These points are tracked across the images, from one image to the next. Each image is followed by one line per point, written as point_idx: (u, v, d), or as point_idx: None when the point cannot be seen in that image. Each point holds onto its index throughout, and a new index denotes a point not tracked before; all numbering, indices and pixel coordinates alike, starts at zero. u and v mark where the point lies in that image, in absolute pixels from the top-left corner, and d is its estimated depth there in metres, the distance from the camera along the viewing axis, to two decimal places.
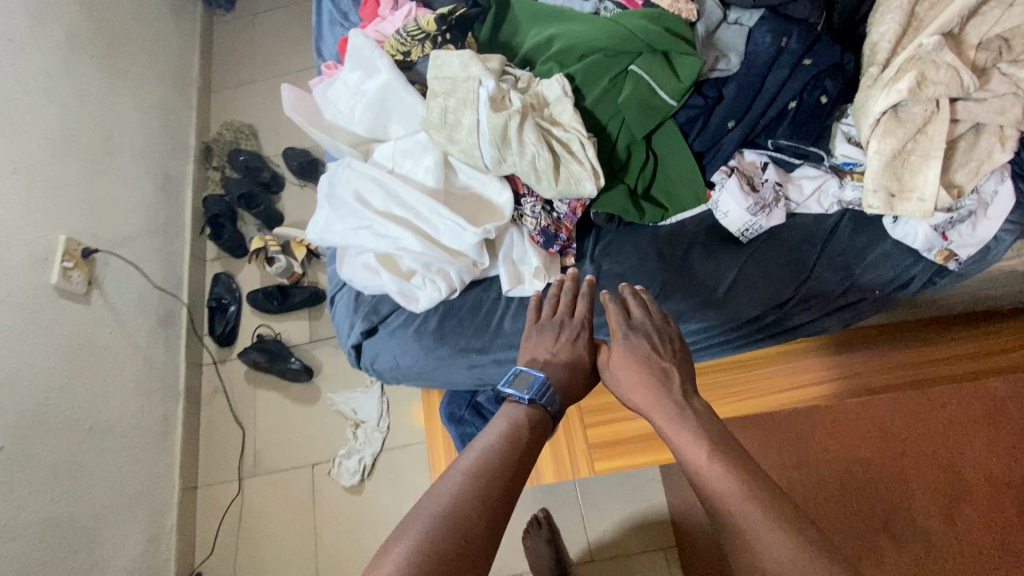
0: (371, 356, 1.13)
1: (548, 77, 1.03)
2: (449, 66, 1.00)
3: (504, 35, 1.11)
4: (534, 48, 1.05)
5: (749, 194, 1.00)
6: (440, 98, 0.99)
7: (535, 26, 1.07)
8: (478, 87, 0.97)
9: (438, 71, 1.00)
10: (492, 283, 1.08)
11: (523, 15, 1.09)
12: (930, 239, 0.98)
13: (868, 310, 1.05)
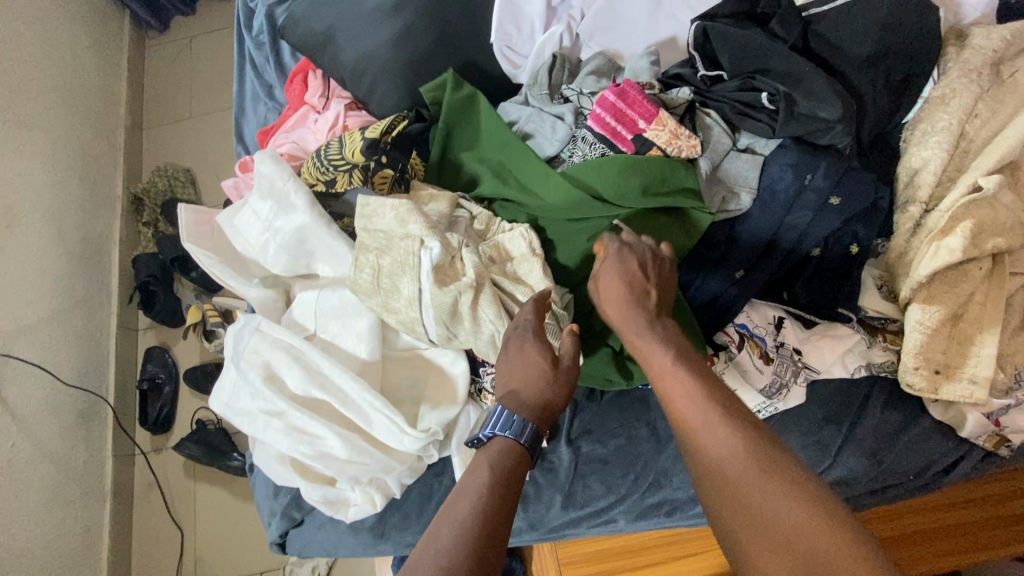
0: (298, 548, 0.91)
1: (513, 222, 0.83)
2: (379, 216, 0.77)
3: (456, 156, 0.87)
4: (495, 183, 0.84)
5: (762, 373, 0.81)
6: (371, 254, 0.77)
7: (497, 153, 0.85)
8: (421, 248, 0.76)
9: (368, 221, 0.78)
10: (445, 467, 0.87)
11: (483, 135, 0.86)
12: (980, 428, 0.80)
13: (898, 495, 0.88)
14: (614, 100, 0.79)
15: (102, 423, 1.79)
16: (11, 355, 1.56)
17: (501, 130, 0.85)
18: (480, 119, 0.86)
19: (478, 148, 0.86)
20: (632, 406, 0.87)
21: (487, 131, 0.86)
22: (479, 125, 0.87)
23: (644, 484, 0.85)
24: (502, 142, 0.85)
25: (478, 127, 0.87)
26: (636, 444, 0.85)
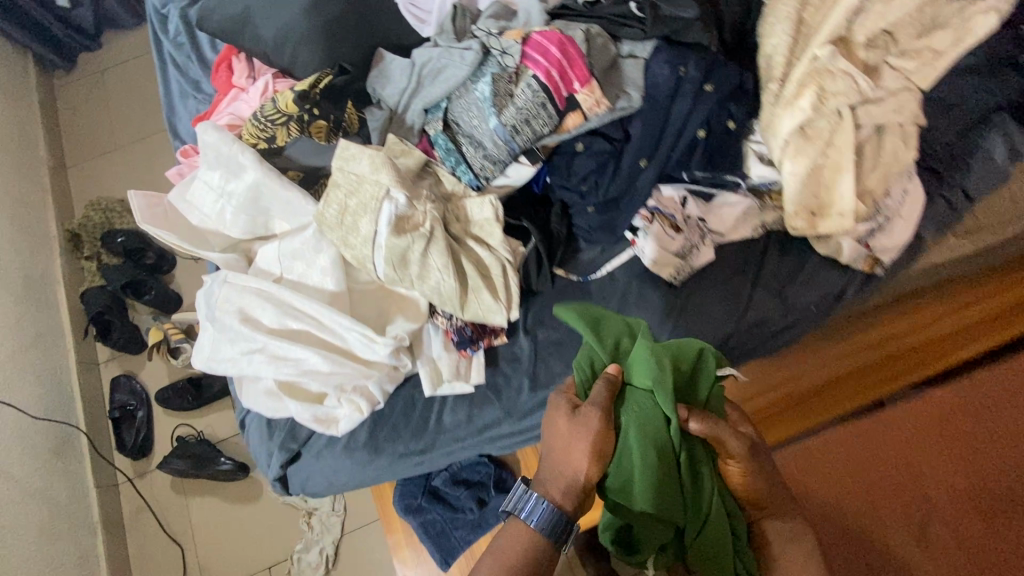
0: (299, 484, 1.01)
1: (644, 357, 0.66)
2: (356, 161, 0.86)
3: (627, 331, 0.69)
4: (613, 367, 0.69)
5: (674, 238, 0.95)
6: (339, 193, 0.87)
7: (646, 373, 0.64)
8: (386, 197, 0.84)
9: (345, 162, 0.87)
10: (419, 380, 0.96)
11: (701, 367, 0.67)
12: (855, 253, 0.97)
13: (809, 327, 1.01)
14: (559, 56, 0.86)
15: (80, 457, 1.78)
16: None
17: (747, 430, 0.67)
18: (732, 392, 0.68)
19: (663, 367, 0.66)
20: (577, 296, 1.00)
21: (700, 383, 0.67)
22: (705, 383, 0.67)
23: None
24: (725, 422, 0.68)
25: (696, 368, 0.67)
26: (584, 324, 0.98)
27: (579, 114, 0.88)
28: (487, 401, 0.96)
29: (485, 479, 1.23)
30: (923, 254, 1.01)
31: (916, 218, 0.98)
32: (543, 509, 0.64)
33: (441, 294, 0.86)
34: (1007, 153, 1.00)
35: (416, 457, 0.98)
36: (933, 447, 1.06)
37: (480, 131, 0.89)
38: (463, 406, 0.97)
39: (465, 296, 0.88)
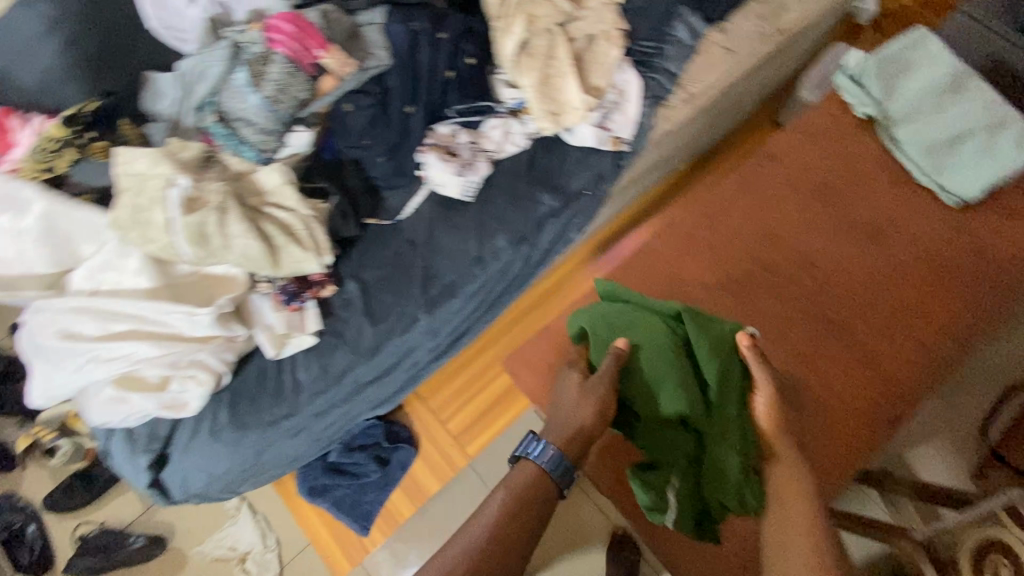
0: (179, 485, 1.04)
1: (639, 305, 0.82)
2: (133, 161, 0.93)
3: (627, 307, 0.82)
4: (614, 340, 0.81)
5: (449, 160, 1.09)
6: (127, 195, 0.93)
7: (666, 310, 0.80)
8: (169, 183, 0.93)
9: (125, 166, 0.93)
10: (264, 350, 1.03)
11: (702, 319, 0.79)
12: (599, 136, 1.17)
13: (590, 207, 1.21)
14: (292, 30, 1.01)
15: None
16: None
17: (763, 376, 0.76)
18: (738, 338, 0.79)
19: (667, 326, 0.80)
20: (390, 235, 1.11)
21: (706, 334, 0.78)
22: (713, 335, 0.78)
23: (420, 278, 1.09)
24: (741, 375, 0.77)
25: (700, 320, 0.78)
26: (401, 255, 1.10)
27: (330, 77, 1.02)
28: (333, 348, 1.05)
29: (377, 439, 1.31)
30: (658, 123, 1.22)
31: (640, 98, 1.20)
32: (547, 450, 0.72)
33: (249, 258, 0.95)
34: (691, 34, 1.26)
35: (283, 420, 1.04)
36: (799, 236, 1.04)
37: (245, 110, 0.99)
38: (313, 360, 1.04)
39: (270, 257, 0.96)
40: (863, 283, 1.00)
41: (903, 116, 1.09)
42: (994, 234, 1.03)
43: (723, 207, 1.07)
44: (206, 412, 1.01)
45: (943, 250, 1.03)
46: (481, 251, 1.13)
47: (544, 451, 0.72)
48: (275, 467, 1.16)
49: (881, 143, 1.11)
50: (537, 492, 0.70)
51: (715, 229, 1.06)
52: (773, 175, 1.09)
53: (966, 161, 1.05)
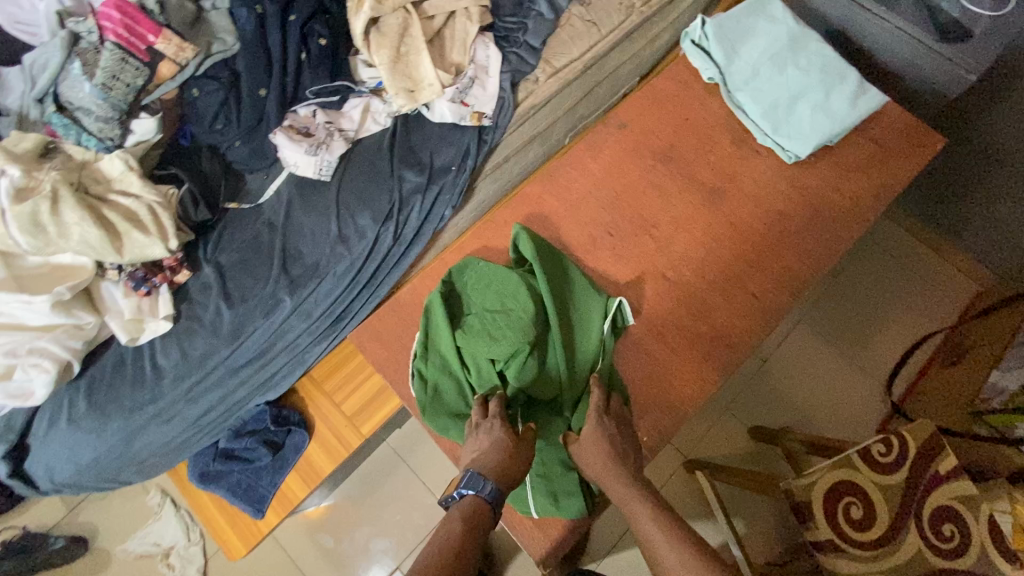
0: (45, 477, 1.05)
1: (489, 285, 0.96)
2: None
3: (484, 268, 0.98)
4: (474, 302, 0.96)
5: (301, 140, 1.11)
6: None
7: (514, 284, 0.94)
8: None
9: None
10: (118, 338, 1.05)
11: (547, 259, 0.98)
12: (456, 111, 1.19)
13: (458, 183, 1.21)
14: (120, 17, 1.00)
15: None
16: None
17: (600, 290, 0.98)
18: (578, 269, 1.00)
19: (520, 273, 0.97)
20: (250, 218, 1.12)
21: (550, 268, 0.97)
22: (557, 269, 0.99)
23: (279, 259, 1.11)
24: (581, 293, 0.98)
25: (545, 259, 0.98)
26: (260, 238, 1.11)
27: (169, 62, 1.03)
28: (190, 332, 1.06)
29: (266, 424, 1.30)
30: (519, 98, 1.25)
31: (500, 72, 1.23)
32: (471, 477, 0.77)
33: (89, 245, 0.96)
34: (552, 7, 1.29)
35: (146, 408, 1.05)
36: (681, 215, 1.06)
37: (82, 99, 1.00)
38: (172, 345, 1.06)
39: (111, 244, 0.97)
40: (717, 262, 1.02)
41: (741, 77, 1.12)
42: (824, 188, 1.07)
43: (573, 175, 1.09)
44: (62, 400, 1.02)
45: (795, 223, 1.05)
46: (342, 229, 1.14)
47: (478, 482, 0.76)
48: (153, 463, 1.15)
49: (725, 105, 1.14)
50: (483, 530, 0.74)
51: (564, 197, 1.07)
52: (621, 141, 1.12)
53: (800, 117, 1.08)
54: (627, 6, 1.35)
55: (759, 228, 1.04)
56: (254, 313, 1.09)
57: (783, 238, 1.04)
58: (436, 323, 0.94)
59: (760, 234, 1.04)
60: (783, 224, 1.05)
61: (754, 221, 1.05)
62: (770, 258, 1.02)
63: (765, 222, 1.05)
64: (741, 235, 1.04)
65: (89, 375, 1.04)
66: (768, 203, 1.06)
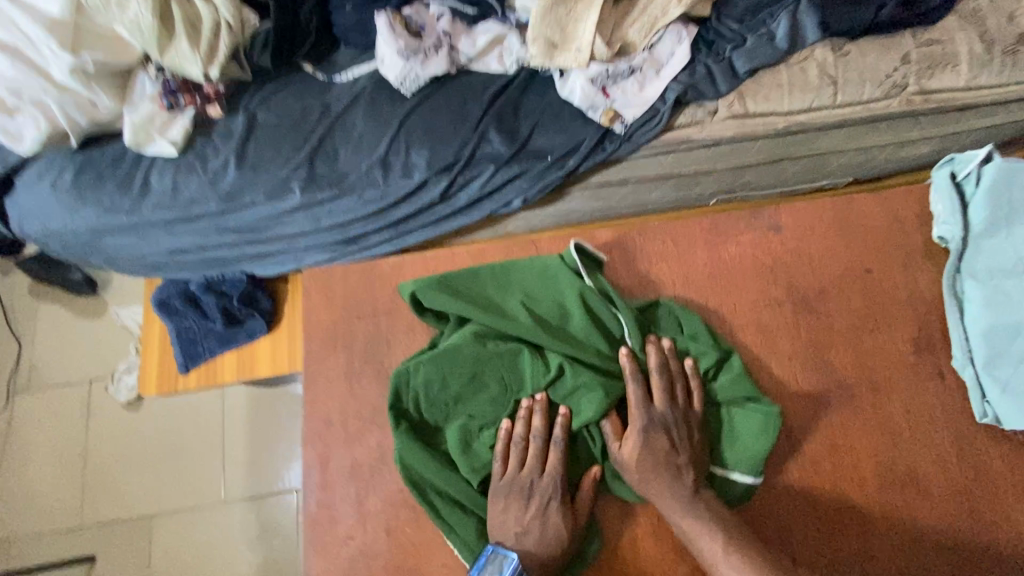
0: (17, 219, 1.02)
1: (448, 367, 0.70)
2: None
3: (412, 375, 0.70)
4: (444, 408, 0.71)
5: (401, 37, 0.92)
6: None
7: (480, 354, 0.71)
8: None
9: None
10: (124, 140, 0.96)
11: (465, 292, 0.74)
12: (587, 96, 0.91)
13: (546, 179, 0.96)
14: None
15: None
16: None
17: (548, 266, 0.77)
18: (505, 260, 0.79)
19: (457, 335, 0.73)
20: (313, 91, 0.97)
21: (488, 299, 0.74)
22: (482, 287, 0.76)
23: (310, 146, 0.95)
24: (535, 287, 0.76)
25: (468, 296, 0.74)
26: (307, 115, 0.96)
27: None
28: (190, 167, 0.95)
29: (234, 295, 1.20)
30: (673, 120, 0.94)
31: (673, 77, 0.92)
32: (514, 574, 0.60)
33: (138, 31, 0.86)
34: (791, 35, 0.92)
35: (122, 214, 0.97)
36: (786, 390, 0.71)
37: None
38: (169, 172, 0.96)
39: (161, 42, 0.87)
40: (836, 487, 0.67)
41: (985, 264, 0.72)
42: (1008, 488, 0.66)
43: (667, 251, 0.79)
44: (55, 163, 0.96)
45: (938, 512, 0.66)
46: (389, 154, 0.94)
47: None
48: (121, 264, 1.10)
49: (936, 285, 0.74)
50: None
51: (635, 271, 0.79)
52: (762, 246, 0.78)
53: None
54: (894, 87, 0.94)
55: (918, 471, 0.68)
56: (254, 189, 0.95)
57: (952, 504, 0.66)
58: (451, 491, 0.67)
59: (917, 480, 0.67)
60: (964, 482, 0.67)
61: (918, 456, 0.68)
62: (918, 519, 0.66)
63: (933, 469, 0.68)
64: (884, 467, 0.68)
65: (87, 154, 0.97)
66: (916, 457, 0.68)
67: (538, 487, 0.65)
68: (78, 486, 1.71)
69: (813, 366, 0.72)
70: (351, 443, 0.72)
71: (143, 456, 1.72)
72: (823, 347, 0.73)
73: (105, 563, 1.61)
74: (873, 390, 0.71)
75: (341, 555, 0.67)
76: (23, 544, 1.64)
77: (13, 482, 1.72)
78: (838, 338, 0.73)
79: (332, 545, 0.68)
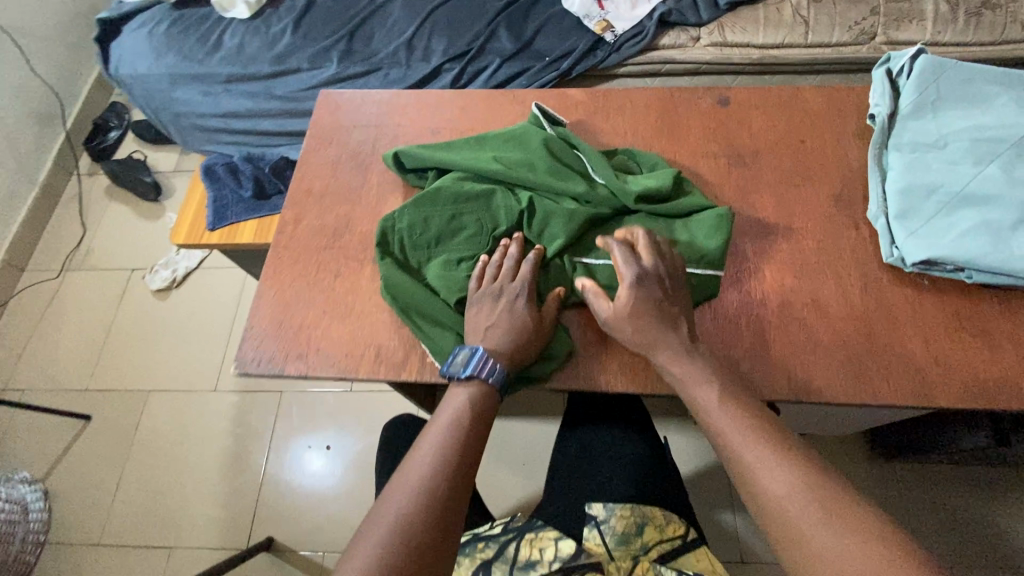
0: (115, 60, 1.26)
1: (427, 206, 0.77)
2: None
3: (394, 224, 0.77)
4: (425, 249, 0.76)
5: None
6: None
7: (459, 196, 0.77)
8: None
9: None
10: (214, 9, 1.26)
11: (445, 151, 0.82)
12: (585, 6, 1.12)
13: (539, 74, 1.08)
14: None
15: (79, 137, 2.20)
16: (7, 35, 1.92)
17: (515, 129, 0.84)
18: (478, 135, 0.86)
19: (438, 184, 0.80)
20: None
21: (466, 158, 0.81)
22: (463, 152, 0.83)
23: (354, 24, 1.18)
24: (505, 146, 0.83)
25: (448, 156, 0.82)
26: (355, 5, 1.22)
27: None
28: (256, 30, 1.22)
29: (265, 167, 1.24)
30: (656, 38, 1.07)
31: (660, 2, 1.09)
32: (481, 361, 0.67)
33: None
34: None
35: (194, 61, 1.22)
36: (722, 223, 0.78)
37: None
38: (240, 31, 1.22)
39: None
40: (770, 311, 0.72)
41: (910, 138, 0.78)
42: (904, 318, 0.70)
43: (629, 107, 0.89)
44: (155, 18, 1.25)
45: (844, 339, 0.69)
46: (414, 38, 1.14)
47: (486, 362, 0.67)
48: (185, 127, 1.28)
49: (864, 158, 0.81)
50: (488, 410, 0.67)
51: (597, 121, 0.88)
52: (715, 116, 0.87)
53: (937, 228, 0.71)
54: (862, 34, 1.04)
55: (856, 308, 0.71)
56: (303, 53, 1.19)
57: (883, 340, 0.69)
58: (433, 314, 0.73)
59: (854, 316, 0.70)
60: (899, 322, 0.70)
61: (857, 297, 0.72)
62: (849, 348, 0.69)
63: (869, 308, 0.71)
64: (822, 303, 0.72)
65: (181, 15, 1.25)
66: (837, 294, 0.72)
67: (509, 290, 0.70)
68: (94, 356, 1.86)
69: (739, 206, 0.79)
70: (323, 210, 0.84)
71: (157, 340, 1.86)
72: (751, 194, 0.80)
73: (98, 423, 1.74)
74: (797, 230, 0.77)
75: (290, 286, 0.78)
76: (33, 394, 1.79)
77: (42, 342, 1.89)
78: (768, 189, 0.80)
79: (285, 278, 0.78)
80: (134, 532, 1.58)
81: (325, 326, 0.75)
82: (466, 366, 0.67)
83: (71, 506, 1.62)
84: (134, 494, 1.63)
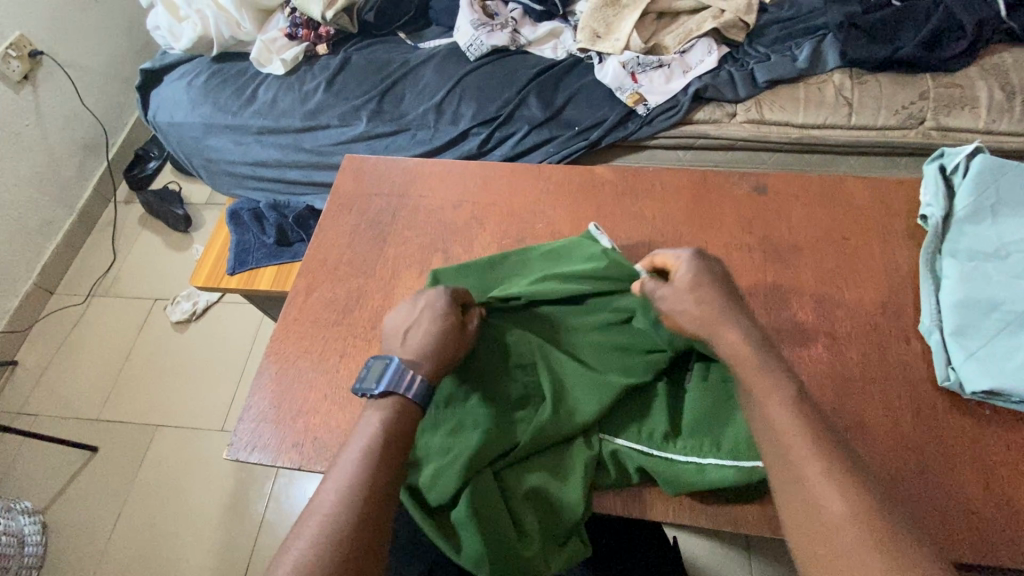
0: (154, 109, 1.30)
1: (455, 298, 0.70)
2: None
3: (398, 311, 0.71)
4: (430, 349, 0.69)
5: (478, 15, 1.20)
6: None
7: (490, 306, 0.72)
8: None
9: None
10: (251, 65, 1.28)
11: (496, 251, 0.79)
12: (619, 75, 1.07)
13: (568, 144, 1.06)
14: None
15: (120, 167, 2.27)
16: (62, 71, 2.01)
17: (568, 247, 0.77)
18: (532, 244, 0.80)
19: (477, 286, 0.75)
20: (400, 53, 1.25)
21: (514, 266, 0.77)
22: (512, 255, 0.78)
23: (385, 85, 1.19)
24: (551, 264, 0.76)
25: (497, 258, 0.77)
26: (387, 65, 1.22)
27: None
28: (291, 87, 1.24)
29: (289, 216, 1.23)
30: (691, 113, 1.04)
31: (697, 77, 1.06)
32: (388, 368, 0.60)
33: None
34: (811, 59, 1.04)
35: (228, 113, 1.24)
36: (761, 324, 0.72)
37: None
38: (274, 85, 1.24)
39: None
40: None
41: (968, 245, 0.72)
42: (963, 453, 0.62)
43: (659, 190, 0.85)
44: (195, 70, 1.29)
45: (887, 465, 0.62)
46: (444, 102, 1.14)
47: (397, 370, 0.60)
48: (215, 172, 1.30)
49: (914, 262, 0.75)
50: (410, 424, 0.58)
51: (626, 202, 0.84)
52: (751, 204, 0.82)
53: (1001, 351, 0.64)
54: (910, 118, 0.99)
55: (906, 431, 0.64)
56: (332, 110, 1.20)
57: (938, 467, 0.62)
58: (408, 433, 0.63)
59: (906, 440, 0.63)
60: (955, 450, 0.62)
61: (911, 417, 0.65)
62: (900, 477, 0.61)
63: (919, 432, 0.64)
64: (870, 422, 0.65)
65: (220, 67, 1.28)
66: (883, 412, 0.65)
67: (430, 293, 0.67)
68: (109, 385, 1.86)
69: (779, 305, 0.73)
70: (335, 283, 0.81)
71: (171, 373, 1.86)
72: (791, 294, 0.74)
73: (105, 455, 1.73)
74: (842, 338, 0.70)
75: (294, 365, 0.75)
76: (46, 420, 1.80)
77: (61, 368, 1.90)
78: (808, 289, 0.74)
79: (290, 356, 0.75)
80: (125, 574, 1.53)
81: (325, 411, 0.71)
82: (381, 380, 0.60)
83: (68, 541, 1.59)
84: (130, 536, 1.59)
